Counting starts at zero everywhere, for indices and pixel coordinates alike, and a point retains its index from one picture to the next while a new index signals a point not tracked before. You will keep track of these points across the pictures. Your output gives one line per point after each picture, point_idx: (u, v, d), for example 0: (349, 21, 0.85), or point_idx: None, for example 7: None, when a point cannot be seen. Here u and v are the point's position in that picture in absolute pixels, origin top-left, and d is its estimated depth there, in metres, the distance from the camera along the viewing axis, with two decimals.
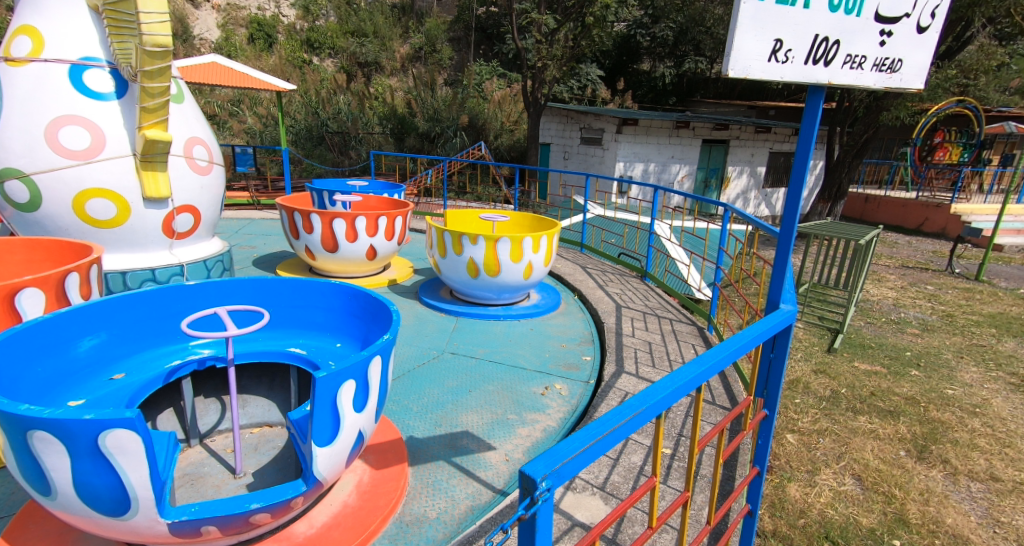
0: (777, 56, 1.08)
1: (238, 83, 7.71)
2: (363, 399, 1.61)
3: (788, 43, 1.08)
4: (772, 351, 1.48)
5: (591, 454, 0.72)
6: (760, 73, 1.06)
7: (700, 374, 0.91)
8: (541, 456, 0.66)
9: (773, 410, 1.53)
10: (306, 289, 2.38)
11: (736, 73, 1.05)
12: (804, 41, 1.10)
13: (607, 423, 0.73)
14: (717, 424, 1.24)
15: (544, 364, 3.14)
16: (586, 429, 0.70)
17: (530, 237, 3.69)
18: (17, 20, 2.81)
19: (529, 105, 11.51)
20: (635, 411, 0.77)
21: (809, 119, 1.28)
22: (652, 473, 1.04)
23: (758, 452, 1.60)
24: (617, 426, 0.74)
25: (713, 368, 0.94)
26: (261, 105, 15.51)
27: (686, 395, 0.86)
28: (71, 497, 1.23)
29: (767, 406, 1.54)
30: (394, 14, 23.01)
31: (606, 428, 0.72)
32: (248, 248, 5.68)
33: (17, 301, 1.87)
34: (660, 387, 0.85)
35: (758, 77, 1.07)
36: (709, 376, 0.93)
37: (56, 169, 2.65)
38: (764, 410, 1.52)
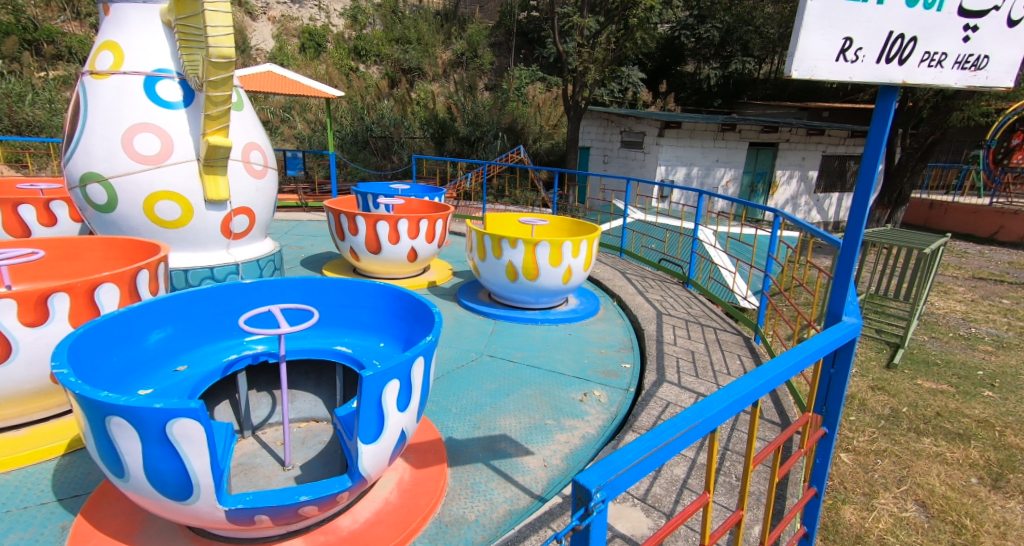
0: (846, 55, 1.03)
1: (291, 91, 8.05)
2: (406, 399, 1.65)
3: (859, 42, 1.03)
4: (832, 367, 1.42)
5: (644, 467, 0.72)
6: (826, 74, 1.02)
7: (759, 387, 0.88)
8: (597, 465, 0.65)
9: (833, 427, 1.46)
10: (352, 289, 2.45)
11: (800, 73, 1.02)
12: (875, 40, 1.04)
13: (663, 435, 0.71)
14: (772, 441, 1.21)
15: (582, 370, 3.11)
16: (640, 440, 0.69)
17: (570, 241, 3.66)
18: (100, 36, 3.03)
19: (569, 109, 11.45)
20: (690, 424, 0.75)
21: (879, 121, 1.22)
22: (705, 489, 1.04)
23: (816, 472, 1.54)
24: (673, 439, 0.73)
25: (771, 381, 0.91)
26: (310, 112, 16.17)
27: (744, 408, 0.83)
28: (141, 481, 1.32)
29: (826, 423, 1.47)
30: (437, 21, 23.57)
31: (661, 441, 0.71)
32: (297, 249, 5.91)
33: (96, 295, 2.03)
34: (717, 400, 0.82)
35: (824, 78, 1.03)
36: (768, 389, 0.90)
37: (129, 173, 2.85)
38: (822, 428, 1.46)
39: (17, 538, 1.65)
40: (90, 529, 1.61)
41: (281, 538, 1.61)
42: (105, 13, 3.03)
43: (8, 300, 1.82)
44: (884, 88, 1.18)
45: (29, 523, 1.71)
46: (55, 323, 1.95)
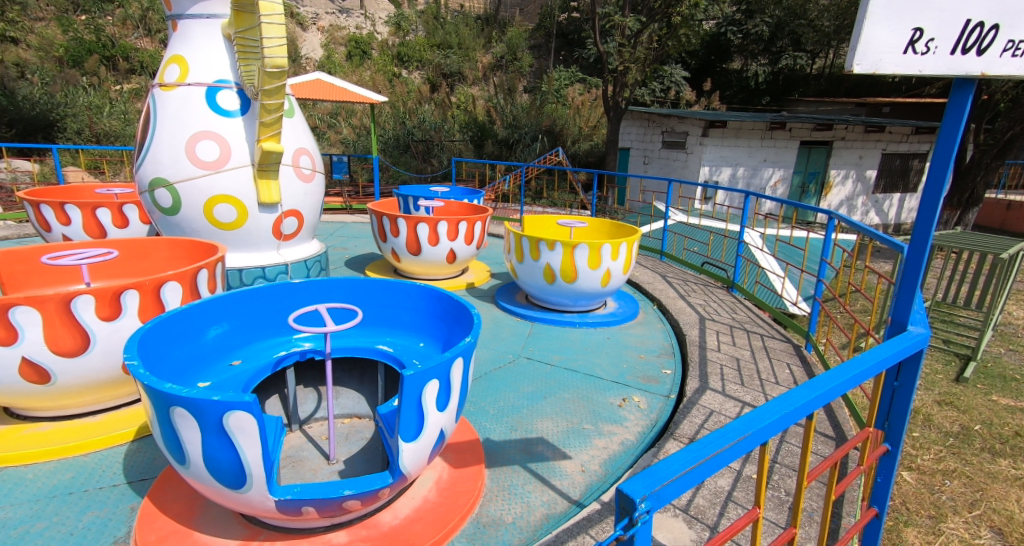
0: (915, 47, 1.00)
1: (337, 97, 8.35)
2: (445, 399, 1.68)
3: (930, 32, 0.99)
4: (896, 380, 1.34)
5: (690, 479, 0.71)
6: (892, 67, 1.00)
7: (814, 399, 0.85)
8: (641, 475, 0.65)
9: (897, 444, 1.38)
10: (393, 289, 2.52)
11: (863, 67, 1.01)
12: (952, 29, 0.99)
13: (711, 445, 0.70)
14: (830, 456, 1.16)
15: (621, 375, 3.07)
16: (688, 450, 0.69)
17: (609, 244, 3.63)
18: (169, 50, 3.23)
19: (609, 110, 11.31)
20: (740, 436, 0.73)
21: (952, 117, 1.15)
22: (755, 503, 1.01)
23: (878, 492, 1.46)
24: (722, 450, 0.71)
25: (827, 394, 0.87)
26: (355, 117, 16.72)
27: (797, 422, 0.80)
28: (200, 468, 1.40)
29: (889, 439, 1.39)
30: (477, 25, 23.86)
31: (708, 452, 0.70)
32: (341, 250, 6.11)
33: (161, 293, 2.18)
34: (767, 412, 0.79)
35: (889, 72, 1.01)
36: (823, 402, 0.86)
37: (191, 178, 3.03)
38: (884, 444, 1.39)
39: (92, 516, 1.78)
40: (154, 511, 1.72)
41: (327, 530, 1.68)
42: (173, 29, 3.24)
43: (86, 296, 1.97)
44: (960, 80, 1.11)
45: (103, 503, 1.85)
46: (126, 318, 2.11)
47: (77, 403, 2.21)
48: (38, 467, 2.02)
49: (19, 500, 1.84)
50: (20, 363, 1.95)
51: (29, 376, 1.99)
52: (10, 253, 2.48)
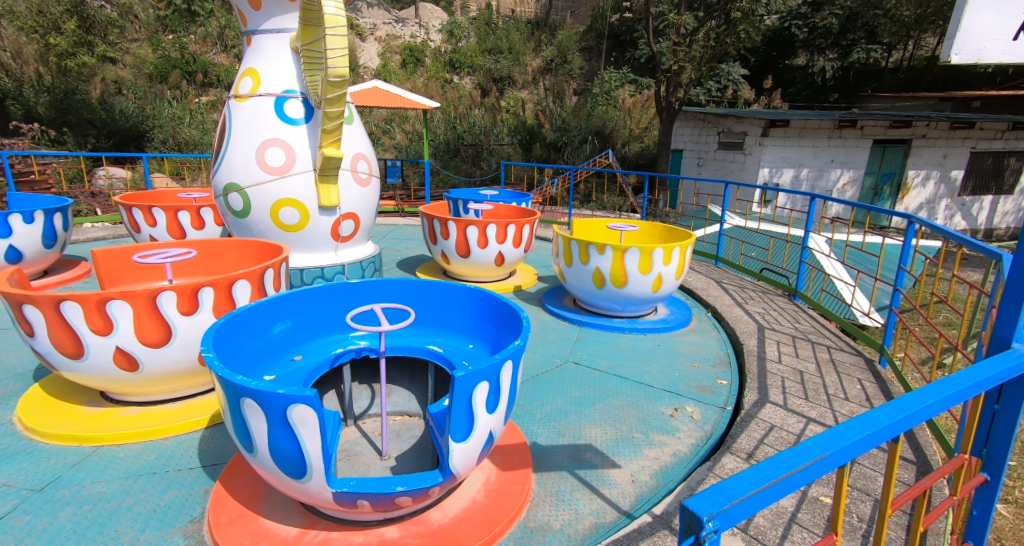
0: None
1: (393, 103, 8.62)
2: (494, 401, 1.68)
3: None
4: (997, 403, 1.23)
5: (760, 500, 0.68)
6: (997, 55, 1.02)
7: (902, 421, 0.78)
8: (707, 493, 0.63)
9: (997, 475, 1.26)
10: (445, 291, 2.56)
11: (964, 56, 1.05)
12: None
13: (784, 465, 0.67)
14: (920, 484, 1.07)
15: (673, 383, 2.97)
16: (756, 469, 0.66)
17: (662, 248, 3.54)
18: (244, 64, 3.44)
19: (661, 111, 11.03)
20: (818, 456, 0.69)
21: None
22: (832, 529, 0.95)
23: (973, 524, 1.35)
24: (796, 470, 0.68)
25: (916, 416, 0.80)
26: (409, 123, 17.22)
27: (881, 444, 0.75)
28: (266, 457, 1.48)
29: (987, 469, 1.27)
30: (528, 30, 24.04)
31: (780, 472, 0.67)
32: (394, 251, 6.30)
33: (233, 291, 2.33)
34: (847, 432, 0.75)
35: (997, 59, 1.03)
36: (911, 425, 0.80)
37: (260, 183, 3.22)
38: (981, 474, 1.26)
39: (172, 495, 1.93)
40: (225, 494, 1.84)
41: (380, 524, 1.72)
42: (247, 44, 3.45)
43: (169, 293, 2.14)
44: None
45: (180, 484, 1.99)
46: (203, 313, 2.26)
47: (161, 390, 2.39)
48: (127, 448, 2.20)
49: (111, 477, 2.02)
50: (114, 351, 2.15)
51: (121, 363, 2.18)
52: (107, 252, 2.73)
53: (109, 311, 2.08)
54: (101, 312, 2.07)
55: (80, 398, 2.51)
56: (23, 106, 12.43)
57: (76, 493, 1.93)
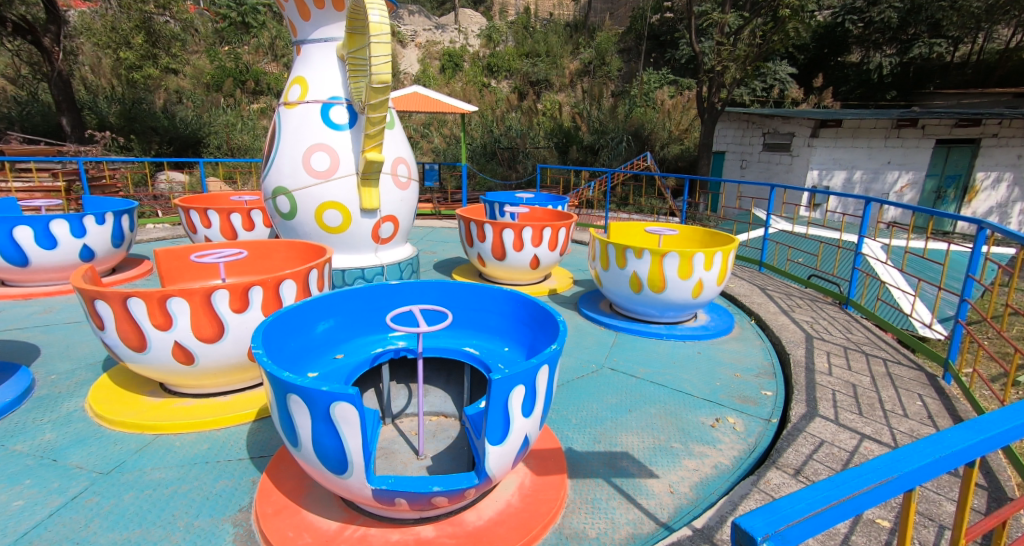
0: None
1: (432, 108, 8.76)
2: (531, 405, 1.68)
3: None
4: None
5: (819, 522, 0.66)
6: None
7: (978, 444, 0.73)
8: (761, 512, 0.62)
9: None
10: (482, 294, 2.58)
11: None
12: None
13: (844, 488, 0.65)
14: (998, 512, 1.00)
15: (713, 393, 2.88)
16: (815, 491, 0.64)
17: (702, 253, 3.44)
18: (293, 72, 3.57)
19: (703, 112, 10.76)
20: (883, 478, 0.67)
21: None
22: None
23: None
24: (858, 493, 0.65)
25: (994, 440, 0.75)
26: (447, 127, 17.49)
27: (954, 468, 0.70)
28: (310, 452, 1.53)
29: None
30: (566, 33, 24.02)
31: (840, 494, 0.64)
32: (431, 253, 6.40)
33: (280, 290, 2.42)
34: (915, 455, 0.71)
35: None
36: (988, 449, 0.74)
37: (306, 186, 3.34)
38: None
39: (223, 484, 2.02)
40: (272, 485, 1.91)
41: (416, 522, 1.75)
42: (297, 53, 3.59)
43: (223, 291, 2.25)
44: None
45: (230, 474, 2.08)
46: (252, 311, 2.36)
47: (214, 383, 2.51)
48: (182, 437, 2.32)
49: (168, 464, 2.13)
50: (173, 345, 2.27)
51: (178, 357, 2.30)
52: (167, 252, 2.90)
53: (169, 308, 2.20)
54: (162, 308, 2.20)
55: (142, 389, 2.66)
56: (96, 115, 13.41)
57: (138, 478, 2.04)
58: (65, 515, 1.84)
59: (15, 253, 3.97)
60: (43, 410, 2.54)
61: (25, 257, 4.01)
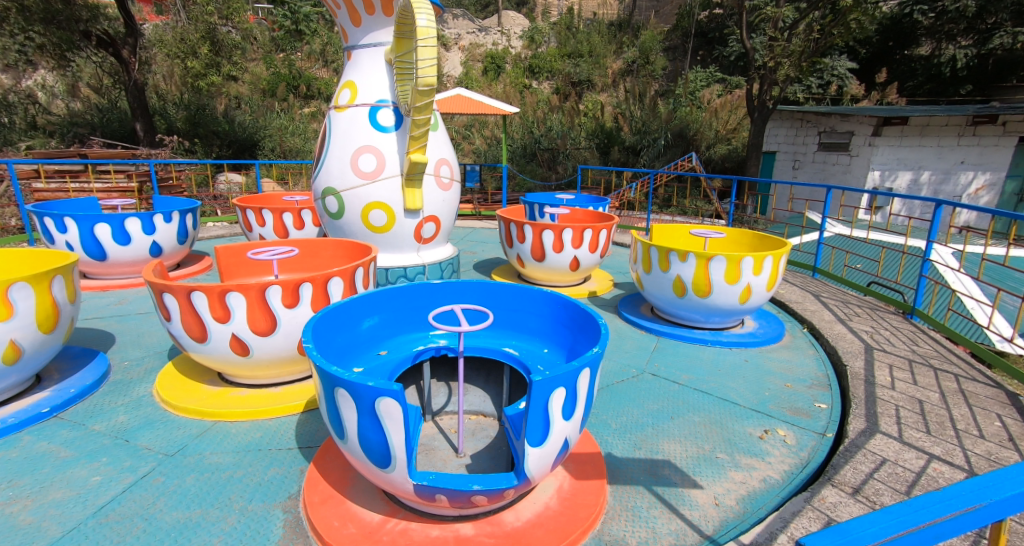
0: None
1: (475, 110, 8.84)
2: (571, 408, 1.66)
3: None
4: None
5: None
6: None
7: None
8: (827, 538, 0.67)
9: None
10: (522, 294, 2.58)
11: None
12: None
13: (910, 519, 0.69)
14: None
15: (761, 403, 2.76)
16: (879, 520, 0.69)
17: (752, 257, 3.31)
18: (343, 77, 3.69)
19: (753, 111, 10.38)
20: (954, 511, 0.70)
21: None
22: None
23: None
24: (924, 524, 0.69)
25: None
26: (488, 128, 17.66)
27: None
28: (355, 445, 1.57)
29: None
30: (610, 33, 23.76)
31: (906, 525, 0.68)
32: (471, 253, 6.46)
33: (328, 287, 2.51)
34: (992, 490, 0.72)
35: None
36: None
37: (353, 187, 3.45)
38: None
39: (274, 472, 2.11)
40: (319, 474, 1.99)
41: (455, 520, 1.77)
42: (348, 58, 3.71)
43: (276, 286, 2.35)
44: None
45: (281, 462, 2.17)
46: (302, 307, 2.46)
47: (266, 375, 2.63)
48: (238, 425, 2.44)
49: (225, 449, 2.25)
50: (230, 337, 2.39)
51: (235, 348, 2.43)
52: (227, 248, 3.06)
53: (228, 302, 2.32)
54: (221, 302, 2.32)
55: (202, 378, 2.82)
56: (165, 120, 14.38)
57: (198, 461, 2.16)
58: (134, 492, 1.97)
59: (95, 248, 4.31)
60: (117, 394, 2.74)
61: (104, 252, 4.35)
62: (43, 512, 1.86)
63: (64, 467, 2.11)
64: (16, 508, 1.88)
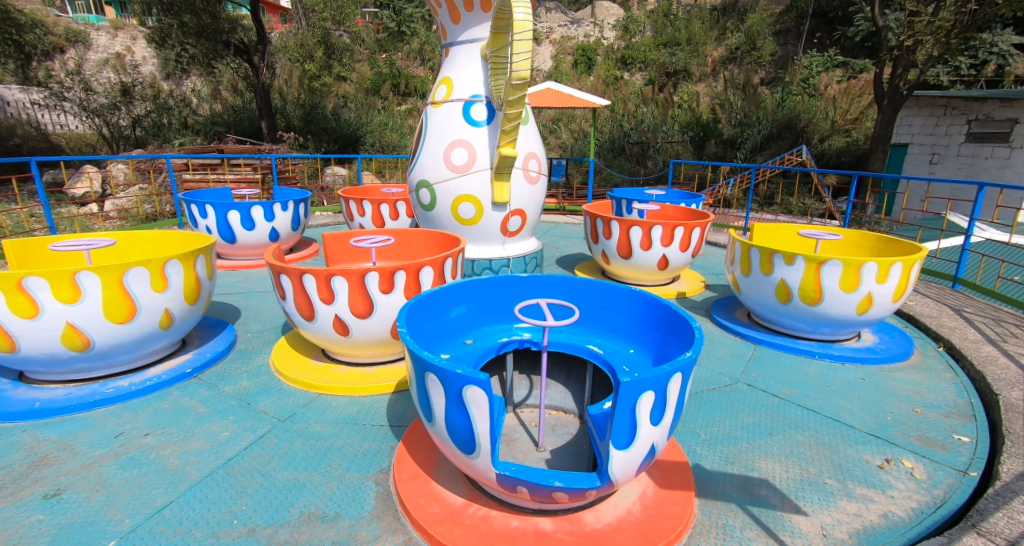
0: None
1: (565, 103, 8.74)
2: (660, 413, 1.57)
3: None
4: None
5: None
6: None
7: None
8: None
9: None
10: (611, 292, 2.51)
11: None
12: None
13: None
14: None
15: (882, 428, 2.45)
16: None
17: (875, 263, 2.94)
18: (441, 73, 3.80)
19: (881, 98, 9.24)
20: None
21: None
22: None
23: None
24: None
25: None
26: (575, 122, 17.49)
27: None
28: (442, 428, 1.62)
29: None
30: (712, 18, 22.37)
31: None
32: (554, 248, 6.43)
33: (420, 275, 2.62)
34: None
35: None
36: None
37: (445, 180, 3.56)
38: None
39: (369, 445, 2.24)
40: (406, 452, 2.09)
41: (534, 513, 1.76)
42: (445, 56, 3.80)
43: (374, 273, 2.49)
44: None
45: (374, 437, 2.31)
46: (395, 294, 2.59)
47: (362, 354, 2.81)
48: (338, 398, 2.63)
49: (327, 420, 2.44)
50: (334, 318, 2.57)
51: (337, 328, 2.61)
52: (333, 236, 3.31)
53: (333, 285, 2.50)
54: (327, 285, 2.50)
55: (308, 353, 3.08)
56: (285, 119, 15.93)
57: (305, 428, 2.37)
58: (254, 450, 2.20)
59: (226, 232, 4.86)
60: (242, 361, 3.08)
61: (233, 235, 4.89)
62: (186, 458, 2.14)
63: (202, 421, 2.41)
64: (166, 452, 2.18)
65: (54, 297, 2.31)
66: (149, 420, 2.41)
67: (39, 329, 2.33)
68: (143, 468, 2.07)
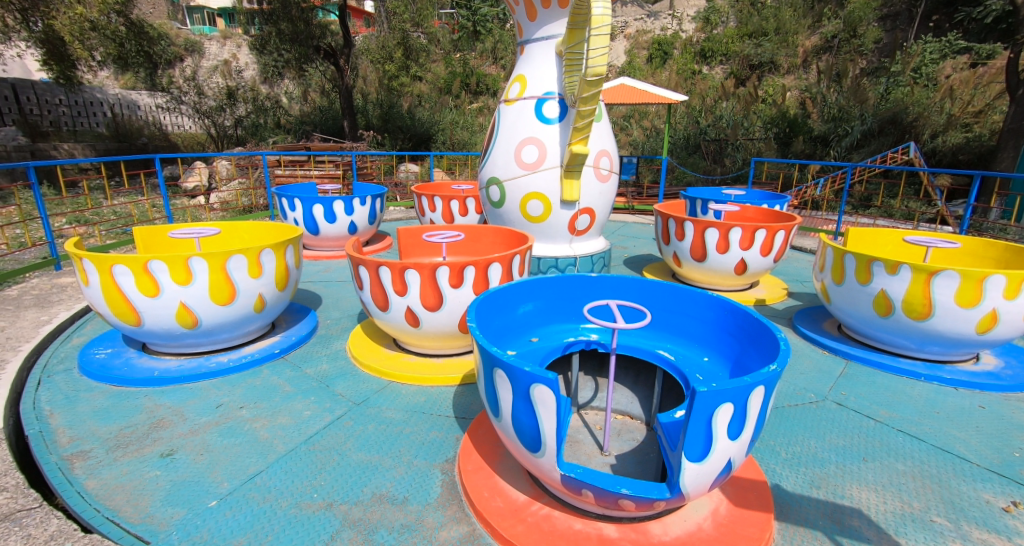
0: None
1: (639, 99, 8.47)
2: (738, 427, 1.47)
3: None
4: None
5: None
6: None
7: None
8: None
9: None
10: (684, 296, 2.39)
11: None
12: None
13: None
14: None
15: (1005, 465, 2.14)
16: None
17: (999, 275, 2.58)
18: (516, 71, 3.80)
19: (1015, 86, 8.14)
20: None
21: None
22: None
23: None
24: None
25: None
26: (648, 119, 16.98)
27: None
28: (508, 424, 1.61)
29: None
30: (805, 4, 20.71)
31: None
32: (623, 248, 6.27)
33: (489, 271, 2.65)
34: None
35: None
36: None
37: (515, 177, 3.57)
38: None
39: (435, 434, 2.30)
40: (471, 444, 2.12)
41: (599, 518, 1.71)
42: (520, 53, 3.81)
43: (445, 268, 2.55)
44: None
45: (440, 427, 2.37)
46: (464, 289, 2.63)
47: (431, 345, 2.89)
48: (407, 386, 2.73)
49: (398, 407, 2.53)
50: (405, 310, 2.67)
51: (408, 320, 2.70)
52: (407, 229, 3.42)
53: (406, 278, 2.59)
54: (401, 278, 2.59)
55: (381, 342, 3.22)
56: (365, 118, 16.81)
57: (377, 413, 2.47)
58: (332, 429, 2.34)
59: (311, 224, 5.21)
60: (322, 345, 3.27)
61: (316, 228, 5.23)
62: (274, 432, 2.31)
63: (288, 399, 2.60)
64: (258, 425, 2.36)
65: (171, 279, 2.59)
66: (244, 394, 2.63)
67: (159, 307, 2.62)
68: (238, 438, 2.26)
